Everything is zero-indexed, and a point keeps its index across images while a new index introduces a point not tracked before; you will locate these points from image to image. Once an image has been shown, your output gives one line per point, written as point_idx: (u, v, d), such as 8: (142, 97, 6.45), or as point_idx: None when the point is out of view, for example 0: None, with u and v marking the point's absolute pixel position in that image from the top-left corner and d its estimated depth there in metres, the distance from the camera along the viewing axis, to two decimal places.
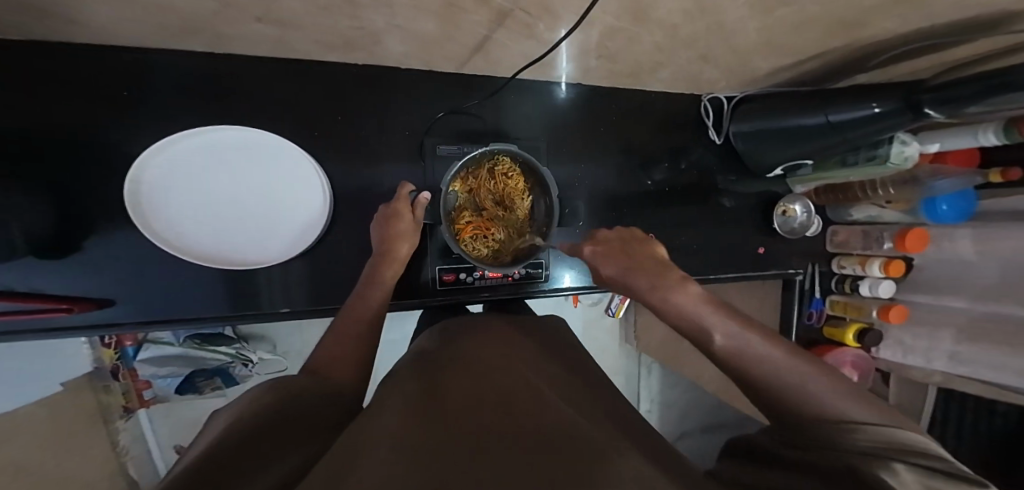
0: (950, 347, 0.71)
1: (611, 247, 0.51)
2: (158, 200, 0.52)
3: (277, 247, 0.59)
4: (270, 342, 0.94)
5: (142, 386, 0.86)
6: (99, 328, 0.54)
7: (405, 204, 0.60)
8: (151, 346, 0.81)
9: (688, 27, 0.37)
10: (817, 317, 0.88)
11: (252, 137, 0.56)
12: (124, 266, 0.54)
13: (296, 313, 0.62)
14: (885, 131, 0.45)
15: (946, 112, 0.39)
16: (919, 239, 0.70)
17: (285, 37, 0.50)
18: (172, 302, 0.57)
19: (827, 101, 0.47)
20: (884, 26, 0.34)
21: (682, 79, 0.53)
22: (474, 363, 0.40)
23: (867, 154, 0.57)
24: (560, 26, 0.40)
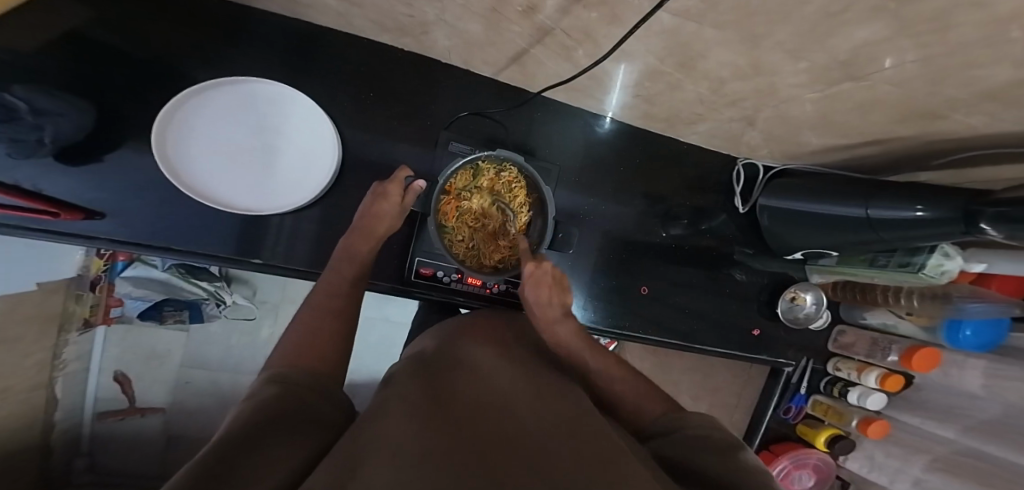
0: (918, 472, 0.71)
1: (545, 278, 0.55)
2: (191, 139, 0.55)
3: (274, 202, 0.59)
4: (251, 287, 0.97)
5: (114, 303, 0.87)
6: (79, 238, 0.54)
7: (398, 190, 0.59)
8: (140, 266, 0.84)
9: (736, 84, 0.33)
10: (795, 413, 0.85)
11: (282, 94, 0.57)
12: (123, 186, 0.55)
13: (272, 266, 0.61)
14: (930, 238, 0.40)
15: (1005, 233, 0.34)
16: (931, 357, 0.65)
17: (344, 9, 0.51)
18: (161, 232, 0.57)
19: (871, 193, 0.44)
20: (951, 127, 0.30)
21: (720, 137, 0.50)
22: (473, 364, 0.39)
23: (901, 259, 0.52)
24: (601, 56, 0.37)
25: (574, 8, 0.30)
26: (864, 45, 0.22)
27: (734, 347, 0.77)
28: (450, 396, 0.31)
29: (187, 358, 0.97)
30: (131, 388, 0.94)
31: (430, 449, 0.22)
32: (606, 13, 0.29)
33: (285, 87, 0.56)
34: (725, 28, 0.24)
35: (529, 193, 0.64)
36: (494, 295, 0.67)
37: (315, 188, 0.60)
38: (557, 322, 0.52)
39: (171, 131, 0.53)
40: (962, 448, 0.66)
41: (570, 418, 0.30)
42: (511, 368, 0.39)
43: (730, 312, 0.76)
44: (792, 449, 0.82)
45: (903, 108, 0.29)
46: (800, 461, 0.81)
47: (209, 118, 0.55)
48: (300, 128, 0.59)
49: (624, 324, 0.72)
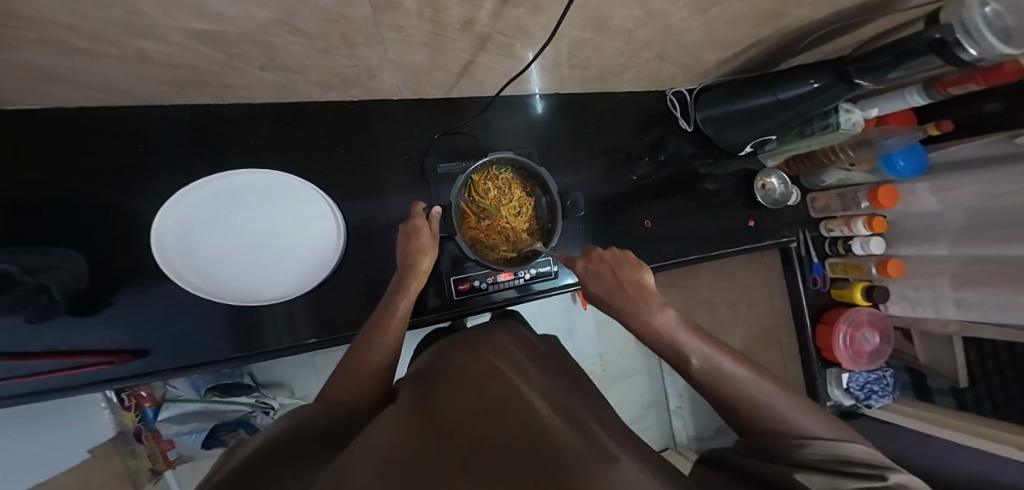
0: (953, 294, 0.78)
1: (599, 270, 0.60)
2: (193, 240, 0.58)
3: (290, 272, 0.64)
4: (288, 388, 1.01)
5: (166, 447, 0.91)
6: (138, 378, 0.59)
7: (423, 220, 0.65)
8: (172, 405, 0.87)
9: (642, 32, 0.42)
10: (822, 282, 0.96)
11: (265, 178, 0.62)
12: (153, 314, 0.59)
13: (324, 343, 0.68)
14: (830, 101, 0.51)
15: (872, 80, 0.46)
16: (890, 194, 0.78)
17: (287, 80, 0.56)
18: (199, 344, 0.62)
19: (774, 82, 0.53)
20: (801, 15, 0.40)
21: (647, 77, 0.59)
22: (465, 371, 0.44)
23: (821, 124, 0.63)
24: (532, 43, 0.45)
25: (503, 12, 0.38)
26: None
27: (741, 241, 0.87)
28: (437, 414, 0.33)
29: None
30: None
31: (409, 463, 0.24)
32: (530, 7, 0.37)
33: (270, 173, 0.61)
34: None
35: (522, 184, 0.73)
36: (526, 281, 0.74)
37: (326, 247, 0.66)
38: (637, 313, 0.53)
39: (169, 237, 0.57)
40: (968, 259, 0.76)
41: (551, 422, 0.31)
42: (497, 382, 0.40)
43: (717, 219, 0.86)
44: (842, 315, 0.92)
45: (763, 10, 0.38)
46: (855, 321, 0.91)
47: (203, 215, 0.59)
48: (292, 202, 0.64)
49: (644, 261, 0.81)
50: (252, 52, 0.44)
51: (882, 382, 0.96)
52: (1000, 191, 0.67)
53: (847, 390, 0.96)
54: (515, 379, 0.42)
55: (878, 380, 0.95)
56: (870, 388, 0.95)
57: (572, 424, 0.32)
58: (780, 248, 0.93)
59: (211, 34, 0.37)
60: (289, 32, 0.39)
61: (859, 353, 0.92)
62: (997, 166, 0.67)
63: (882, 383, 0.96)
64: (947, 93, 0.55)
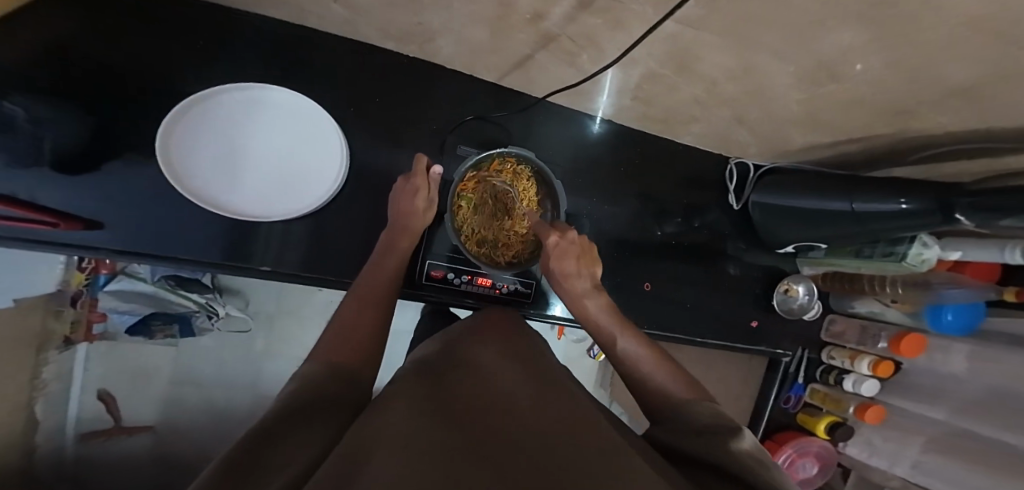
0: (915, 455, 0.77)
1: (569, 249, 0.58)
2: (197, 144, 0.55)
3: (283, 207, 0.60)
4: (243, 299, 1.03)
5: (96, 318, 0.91)
6: (76, 248, 0.53)
7: (423, 180, 0.60)
8: (125, 279, 0.87)
9: (729, 86, 0.36)
10: (794, 402, 0.90)
11: (295, 102, 0.58)
12: (124, 199, 0.55)
13: (276, 274, 0.62)
14: (915, 228, 0.44)
15: (978, 221, 0.38)
16: (914, 345, 0.71)
17: (351, 17, 0.52)
18: (160, 241, 0.57)
19: (855, 187, 0.47)
20: (916, 128, 0.33)
21: (712, 136, 0.52)
22: (481, 361, 0.41)
23: (885, 249, 0.57)
24: (603, 60, 0.39)
25: (580, 16, 0.32)
26: (846, 49, 0.24)
27: (735, 339, 0.80)
28: (451, 401, 0.33)
29: (177, 374, 1.02)
30: (116, 407, 0.99)
31: (433, 451, 0.24)
32: (610, 19, 0.31)
33: (298, 96, 0.58)
34: (720, 33, 0.27)
35: (536, 190, 0.67)
36: (501, 299, 0.68)
37: (326, 190, 0.61)
38: (584, 294, 0.57)
39: (175, 138, 0.54)
40: (955, 430, 0.72)
41: (571, 417, 0.31)
42: (513, 367, 0.40)
43: (725, 305, 0.79)
44: (795, 438, 0.87)
45: (882, 109, 0.31)
46: (803, 449, 0.86)
47: (216, 120, 0.55)
48: (305, 131, 0.60)
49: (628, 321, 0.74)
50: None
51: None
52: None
53: None
54: (529, 372, 0.40)
55: None
56: None
57: (584, 415, 0.33)
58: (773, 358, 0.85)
59: None
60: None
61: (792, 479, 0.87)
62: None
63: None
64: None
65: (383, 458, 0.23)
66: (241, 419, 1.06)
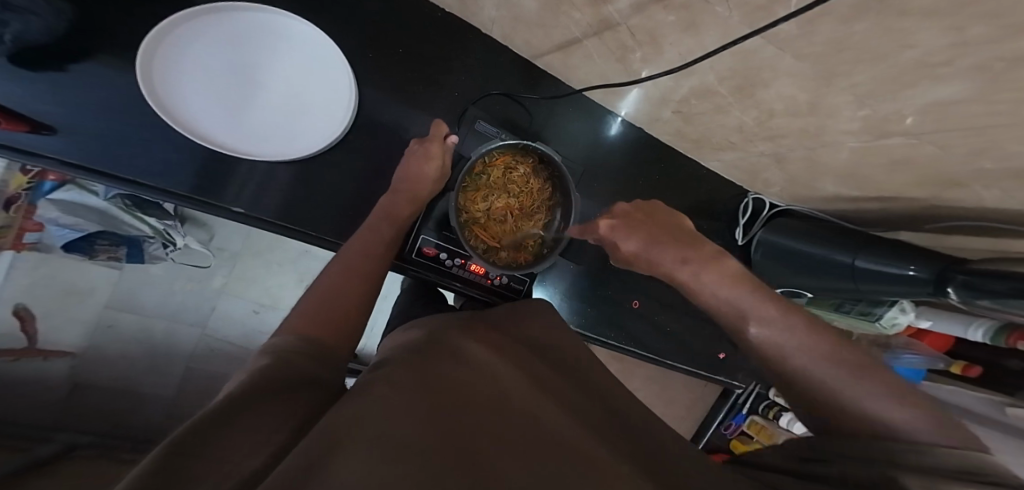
0: None
1: (628, 220, 0.52)
2: (188, 59, 0.49)
3: (269, 146, 0.54)
4: (208, 232, 0.96)
5: (30, 228, 0.82)
6: (18, 153, 0.46)
7: (437, 146, 0.57)
8: (74, 190, 0.79)
9: (783, 119, 0.35)
10: (733, 430, 1.04)
11: (309, 37, 0.53)
12: (84, 101, 0.48)
13: (247, 218, 0.56)
14: (902, 296, 0.45)
15: (963, 300, 0.40)
16: None
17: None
18: (119, 155, 0.50)
19: (864, 246, 0.48)
20: (963, 196, 0.33)
21: (740, 168, 0.52)
22: (466, 348, 0.39)
23: (865, 309, 0.59)
24: (657, 63, 0.38)
25: (650, 8, 0.30)
26: (938, 102, 0.23)
27: (702, 368, 0.82)
28: (436, 388, 0.30)
29: (115, 300, 0.94)
30: (33, 326, 0.89)
31: (417, 459, 0.22)
32: (684, 19, 0.29)
33: (314, 30, 0.52)
34: (806, 61, 0.26)
35: (550, 194, 0.63)
36: (488, 290, 0.65)
37: (322, 138, 0.56)
38: (678, 262, 0.46)
39: (170, 41, 0.47)
40: None
41: (569, 428, 0.29)
42: (510, 362, 0.38)
43: (702, 333, 0.80)
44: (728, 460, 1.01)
45: (929, 174, 0.32)
46: None
47: (215, 38, 0.50)
48: (314, 69, 0.55)
49: (609, 335, 0.73)
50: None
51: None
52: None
53: None
54: (519, 365, 0.38)
55: None
56: None
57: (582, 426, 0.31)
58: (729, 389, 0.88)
59: None
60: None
61: None
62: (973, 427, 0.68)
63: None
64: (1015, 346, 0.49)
65: (348, 452, 0.22)
66: (179, 357, 0.99)
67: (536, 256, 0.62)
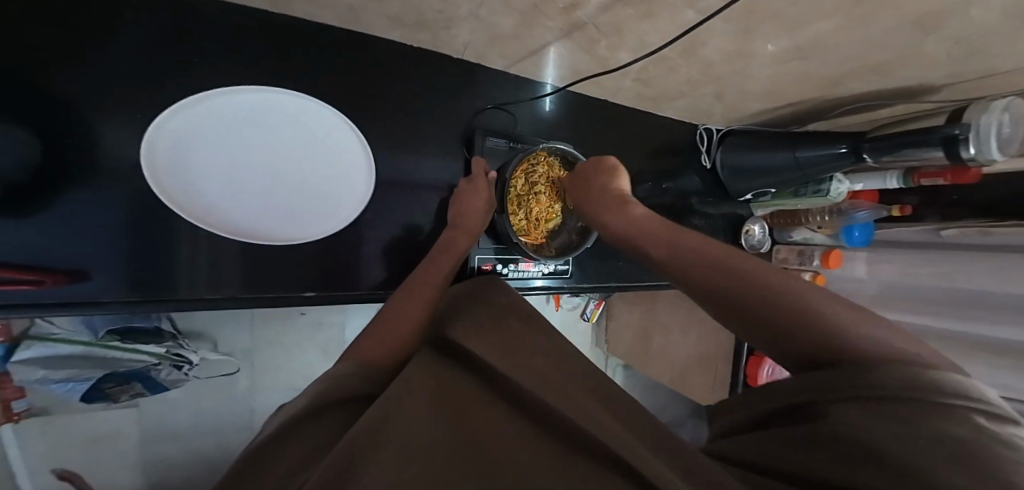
0: None
1: (579, 185, 0.62)
2: (192, 146, 0.48)
3: (290, 226, 0.57)
4: (210, 339, 0.91)
5: (12, 397, 0.73)
6: (71, 308, 0.45)
7: (483, 183, 0.66)
8: (36, 344, 0.72)
9: (719, 66, 0.47)
10: None
11: (307, 110, 0.55)
12: (109, 233, 0.46)
13: (317, 299, 0.61)
14: (832, 170, 0.60)
15: (877, 158, 0.55)
16: (838, 258, 0.90)
17: (358, 6, 0.47)
18: (164, 276, 0.50)
19: (799, 142, 0.62)
20: (851, 87, 0.47)
21: (690, 109, 0.65)
22: (500, 347, 0.41)
23: (814, 187, 0.74)
24: (618, 45, 0.48)
25: (615, 7, 0.40)
26: (825, 31, 0.35)
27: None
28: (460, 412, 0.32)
29: (151, 432, 0.87)
30: (83, 481, 0.83)
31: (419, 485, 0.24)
32: (642, 10, 0.39)
33: (317, 103, 0.55)
34: (729, 22, 0.37)
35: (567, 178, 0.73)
36: (541, 276, 0.75)
37: (342, 209, 0.60)
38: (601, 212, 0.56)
39: (172, 131, 0.47)
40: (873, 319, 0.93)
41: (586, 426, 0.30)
42: (542, 365, 0.38)
43: None
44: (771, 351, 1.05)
45: (825, 77, 0.45)
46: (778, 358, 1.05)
47: (217, 126, 0.49)
48: (318, 142, 0.57)
49: (647, 277, 0.90)
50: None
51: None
52: (918, 271, 0.84)
53: None
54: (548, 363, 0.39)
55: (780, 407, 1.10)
56: None
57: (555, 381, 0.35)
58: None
59: None
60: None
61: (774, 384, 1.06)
62: (922, 250, 0.84)
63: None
64: (920, 183, 0.67)
65: (378, 466, 0.25)
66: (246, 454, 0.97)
67: (575, 233, 0.73)
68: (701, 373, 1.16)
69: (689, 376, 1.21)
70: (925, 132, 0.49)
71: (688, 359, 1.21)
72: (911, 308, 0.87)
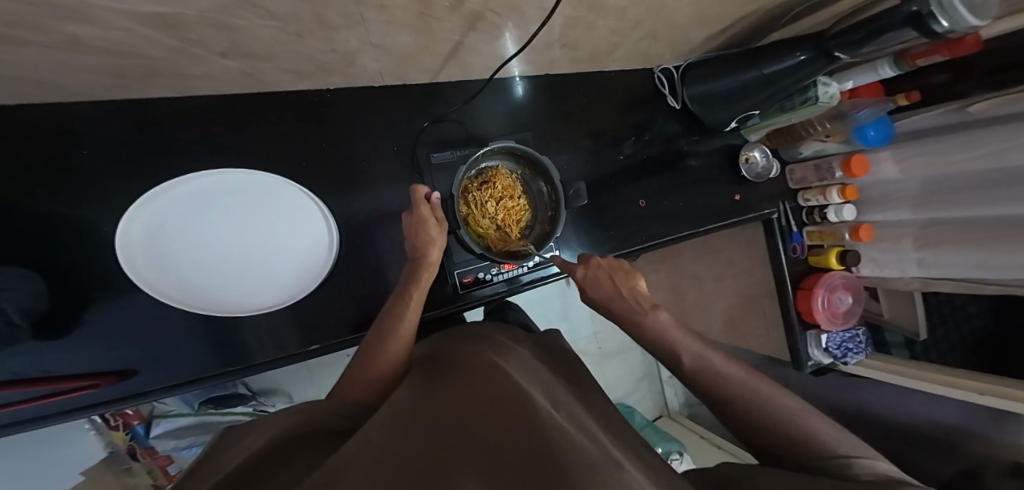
0: (916, 255, 0.84)
1: (600, 277, 0.65)
2: (168, 241, 0.53)
3: (271, 292, 0.61)
4: (284, 393, 1.11)
5: (164, 462, 0.97)
6: (126, 399, 0.55)
7: (427, 208, 0.63)
8: (162, 420, 0.95)
9: (632, 9, 0.43)
10: (802, 249, 0.99)
11: (261, 182, 0.58)
12: (134, 334, 0.55)
13: (328, 347, 0.66)
14: (806, 78, 0.58)
15: (847, 55, 0.53)
16: (861, 163, 0.82)
17: (256, 68, 0.48)
18: (190, 359, 0.58)
19: (759, 58, 0.59)
20: None
21: (631, 54, 0.60)
22: (471, 372, 0.45)
23: (800, 98, 0.68)
24: (519, 23, 0.45)
25: None
26: None
27: (728, 216, 0.90)
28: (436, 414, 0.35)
29: None
30: None
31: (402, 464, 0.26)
32: None
33: (274, 178, 0.59)
34: None
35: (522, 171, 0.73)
36: (527, 271, 0.76)
37: (317, 266, 0.64)
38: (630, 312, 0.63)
39: (141, 237, 0.51)
40: (930, 221, 0.82)
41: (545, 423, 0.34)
42: (507, 380, 0.43)
43: (703, 195, 0.89)
44: (820, 279, 0.95)
45: None
46: (830, 285, 0.96)
47: (182, 222, 0.53)
48: (279, 212, 0.60)
49: (643, 241, 0.83)
50: (214, 37, 0.36)
51: (857, 340, 0.99)
52: (954, 157, 0.73)
53: (826, 350, 0.99)
54: (515, 380, 0.43)
55: (853, 338, 0.99)
56: (846, 346, 0.98)
57: (511, 420, 0.34)
58: (762, 220, 0.96)
59: (156, 20, 0.30)
60: (252, 15, 0.32)
61: (834, 314, 0.97)
62: (956, 134, 0.73)
63: (857, 341, 0.99)
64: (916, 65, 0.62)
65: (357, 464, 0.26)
66: None
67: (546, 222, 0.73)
68: (749, 318, 1.10)
69: (734, 322, 1.16)
70: (888, 16, 0.47)
71: (730, 306, 1.15)
72: (960, 199, 0.75)
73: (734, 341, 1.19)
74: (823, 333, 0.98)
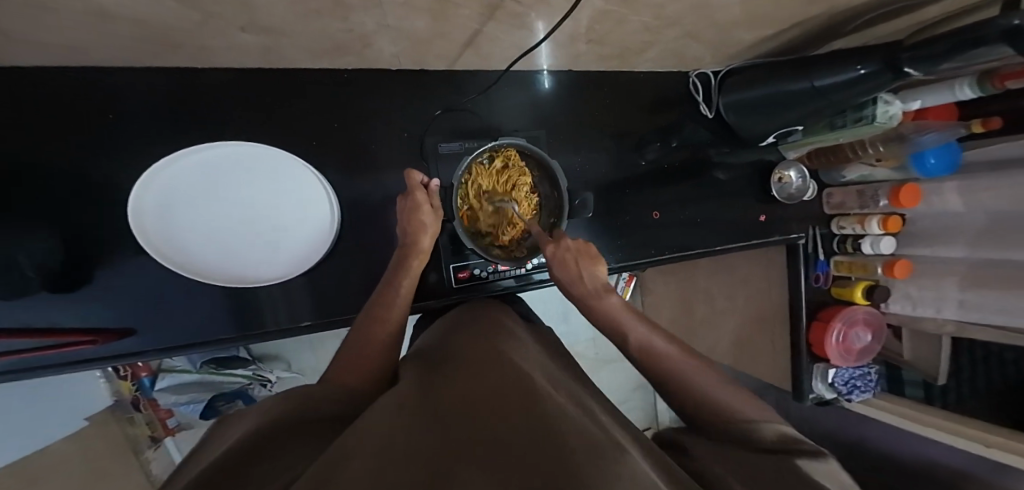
0: (957, 295, 0.77)
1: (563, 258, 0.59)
2: (174, 213, 0.51)
3: (275, 268, 0.58)
4: (284, 361, 1.11)
5: (165, 415, 0.97)
6: (123, 357, 0.54)
7: (422, 193, 0.60)
8: (167, 375, 0.92)
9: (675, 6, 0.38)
10: (824, 279, 0.93)
11: (267, 156, 0.55)
12: (134, 298, 0.53)
13: (329, 321, 0.64)
14: (868, 92, 0.51)
15: (921, 69, 0.45)
16: (912, 193, 0.75)
17: (272, 44, 0.44)
18: (191, 327, 0.57)
19: (813, 67, 0.53)
20: None
21: (668, 55, 0.55)
22: (476, 360, 0.40)
23: (855, 115, 0.61)
24: (547, 14, 0.40)
25: None
26: None
27: (750, 234, 0.84)
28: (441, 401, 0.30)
29: None
30: None
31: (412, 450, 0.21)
32: None
33: (279, 152, 0.56)
34: None
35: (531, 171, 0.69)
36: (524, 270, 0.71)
37: (320, 244, 0.61)
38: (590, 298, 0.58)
39: (149, 213, 0.49)
40: (980, 262, 0.75)
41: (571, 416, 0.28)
42: (513, 368, 0.38)
43: (726, 210, 0.83)
44: (840, 312, 0.88)
45: None
46: (851, 319, 0.88)
47: (187, 192, 0.51)
48: (286, 186, 0.58)
49: (652, 253, 0.78)
50: (223, 11, 0.33)
51: (866, 379, 0.94)
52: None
53: (831, 385, 0.93)
54: (525, 372, 0.38)
55: (863, 376, 0.93)
56: (852, 383, 0.93)
57: (519, 411, 0.27)
58: (788, 245, 0.90)
59: None
60: None
61: (849, 350, 0.90)
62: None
63: (865, 379, 0.94)
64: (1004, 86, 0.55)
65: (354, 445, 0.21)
66: None
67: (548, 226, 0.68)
68: (759, 342, 1.05)
69: (744, 343, 1.10)
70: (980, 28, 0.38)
71: (742, 323, 1.10)
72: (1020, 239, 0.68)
73: (741, 363, 1.13)
74: (834, 368, 0.92)
